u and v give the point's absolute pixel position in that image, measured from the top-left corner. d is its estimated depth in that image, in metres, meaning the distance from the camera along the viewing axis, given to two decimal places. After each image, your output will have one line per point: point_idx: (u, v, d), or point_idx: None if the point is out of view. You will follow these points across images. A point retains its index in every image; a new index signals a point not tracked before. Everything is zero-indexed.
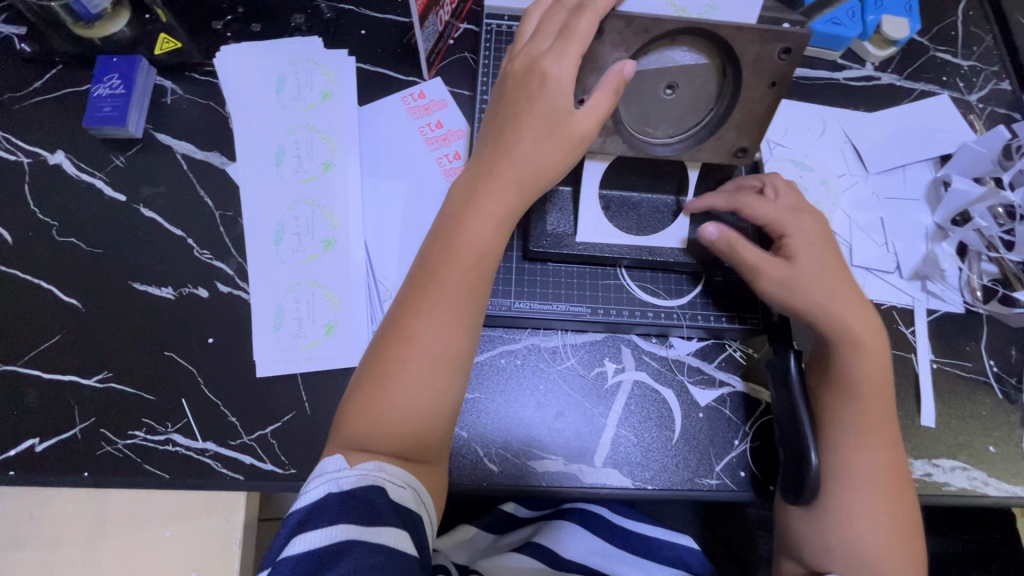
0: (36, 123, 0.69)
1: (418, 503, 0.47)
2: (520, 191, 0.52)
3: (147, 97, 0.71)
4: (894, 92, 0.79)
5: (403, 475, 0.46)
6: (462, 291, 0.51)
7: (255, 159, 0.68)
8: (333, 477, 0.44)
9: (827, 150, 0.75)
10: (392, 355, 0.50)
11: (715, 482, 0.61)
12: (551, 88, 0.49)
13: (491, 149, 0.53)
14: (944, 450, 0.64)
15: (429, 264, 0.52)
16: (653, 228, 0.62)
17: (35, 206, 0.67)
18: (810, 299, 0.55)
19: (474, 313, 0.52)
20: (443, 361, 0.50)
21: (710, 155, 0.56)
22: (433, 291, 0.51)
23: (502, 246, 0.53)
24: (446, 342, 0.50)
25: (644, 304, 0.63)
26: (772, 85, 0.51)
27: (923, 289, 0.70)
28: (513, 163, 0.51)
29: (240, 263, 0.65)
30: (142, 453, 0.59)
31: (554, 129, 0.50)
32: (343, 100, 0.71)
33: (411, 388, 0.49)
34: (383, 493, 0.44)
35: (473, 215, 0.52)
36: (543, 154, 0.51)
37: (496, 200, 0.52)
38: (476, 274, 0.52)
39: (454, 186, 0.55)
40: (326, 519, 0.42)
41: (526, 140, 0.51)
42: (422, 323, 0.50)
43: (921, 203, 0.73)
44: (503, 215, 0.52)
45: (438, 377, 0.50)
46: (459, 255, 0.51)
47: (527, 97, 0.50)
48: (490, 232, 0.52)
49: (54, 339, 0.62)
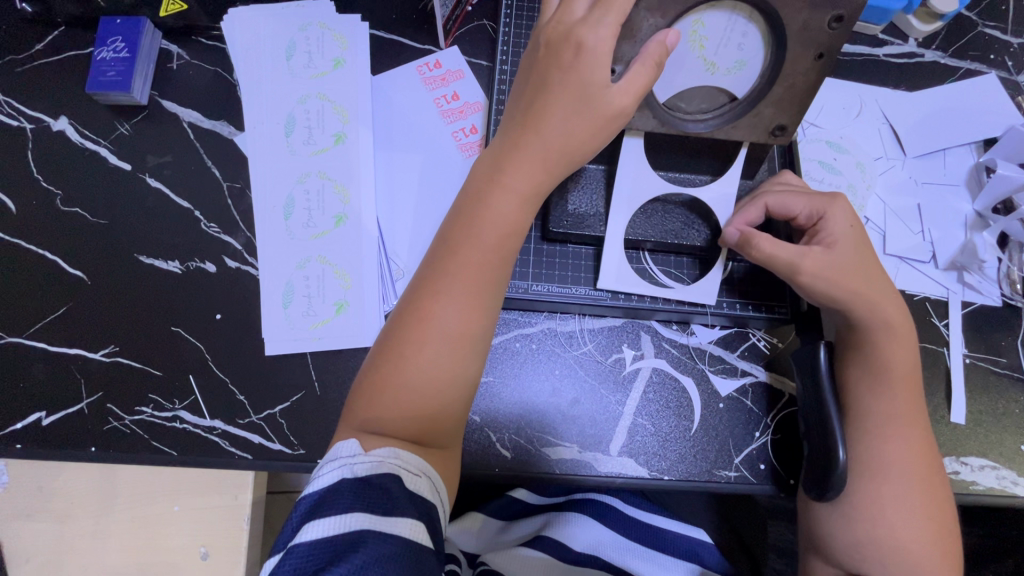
0: (38, 87, 0.67)
1: (433, 493, 0.45)
2: (547, 170, 0.49)
3: (152, 63, 0.68)
4: (938, 70, 0.74)
5: (418, 463, 0.45)
6: (483, 271, 0.49)
7: (264, 129, 0.66)
8: (347, 462, 0.43)
9: (863, 131, 0.71)
10: (408, 337, 0.48)
11: (734, 475, 0.59)
12: (586, 60, 0.46)
13: (518, 124, 0.50)
14: (973, 448, 0.62)
15: (450, 242, 0.50)
16: (680, 213, 0.59)
17: (38, 173, 0.65)
18: (846, 289, 0.52)
19: (495, 295, 0.50)
20: (462, 344, 0.48)
21: (745, 133, 0.53)
22: (452, 271, 0.48)
23: (527, 226, 0.51)
24: (466, 324, 0.48)
25: (667, 290, 0.61)
26: (818, 57, 0.47)
27: (960, 281, 0.67)
28: (542, 139, 0.49)
29: (248, 238, 0.63)
30: (149, 430, 0.58)
31: (588, 103, 0.47)
32: (356, 69, 0.68)
33: (428, 371, 0.47)
34: (398, 481, 0.43)
35: (497, 192, 0.49)
36: (574, 130, 0.48)
37: (522, 177, 0.49)
38: (499, 254, 0.49)
39: (478, 163, 0.52)
40: (340, 506, 0.40)
41: (556, 114, 0.48)
42: (441, 304, 0.48)
43: (960, 189, 0.70)
44: (529, 193, 0.49)
45: (455, 360, 0.48)
46: (481, 235, 0.49)
47: (560, 70, 0.48)
48: (515, 211, 0.49)
49: (60, 311, 0.61)
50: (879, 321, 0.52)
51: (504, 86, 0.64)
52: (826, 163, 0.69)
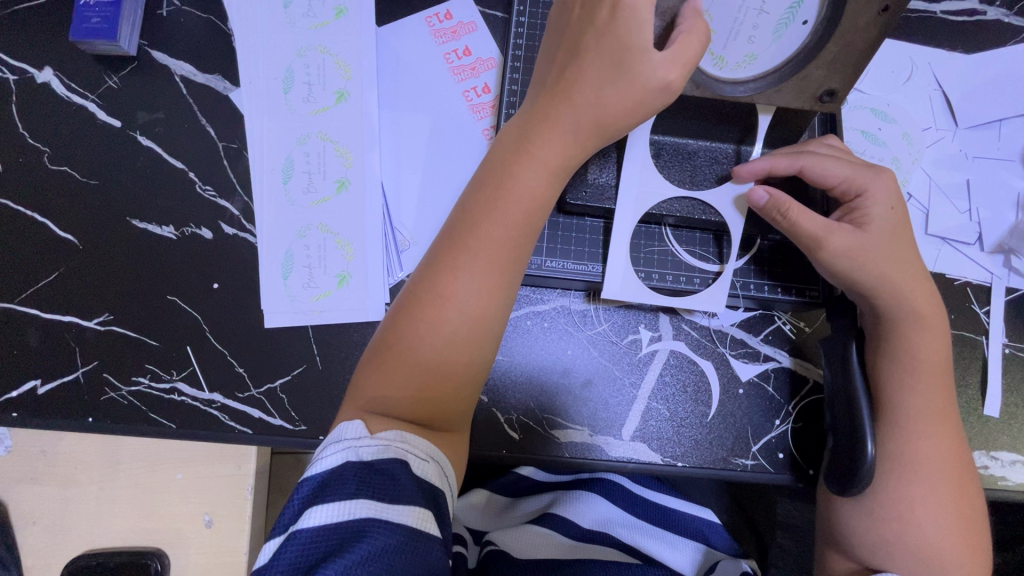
0: (20, 34, 0.62)
1: (441, 479, 0.43)
2: (578, 142, 0.45)
3: (140, 8, 0.62)
4: (1000, 31, 0.66)
5: (426, 447, 0.43)
6: (507, 247, 0.45)
7: (260, 85, 0.61)
8: (352, 445, 0.41)
9: (912, 98, 0.65)
10: (421, 315, 0.45)
11: (750, 463, 0.57)
12: (625, 20, 0.42)
13: (548, 91, 0.46)
14: (1002, 441, 0.59)
15: (470, 214, 0.46)
16: (704, 182, 0.54)
17: (24, 129, 0.61)
18: (887, 275, 0.48)
19: (515, 272, 0.46)
20: (480, 324, 0.45)
21: (789, 99, 0.48)
22: (471, 246, 0.45)
23: (554, 202, 0.47)
24: (483, 303, 0.45)
25: (690, 269, 0.55)
26: (883, 10, 0.41)
27: (1006, 265, 0.62)
28: (573, 107, 0.45)
29: (245, 203, 0.60)
30: (146, 401, 0.56)
31: (623, 70, 0.43)
32: (358, 19, 0.62)
33: (442, 351, 0.44)
34: (405, 467, 0.41)
35: (524, 163, 0.45)
36: (607, 100, 0.44)
37: (551, 148, 0.45)
38: (523, 230, 0.46)
39: (504, 133, 0.48)
40: (344, 492, 0.38)
41: (589, 81, 0.44)
42: (458, 281, 0.45)
43: (1013, 165, 0.64)
44: (558, 166, 0.46)
45: (469, 342, 0.45)
46: (506, 207, 0.45)
47: (595, 33, 0.44)
48: (541, 185, 0.45)
49: (52, 277, 0.58)
50: (917, 310, 0.49)
51: (520, 39, 0.58)
52: (870, 134, 0.64)
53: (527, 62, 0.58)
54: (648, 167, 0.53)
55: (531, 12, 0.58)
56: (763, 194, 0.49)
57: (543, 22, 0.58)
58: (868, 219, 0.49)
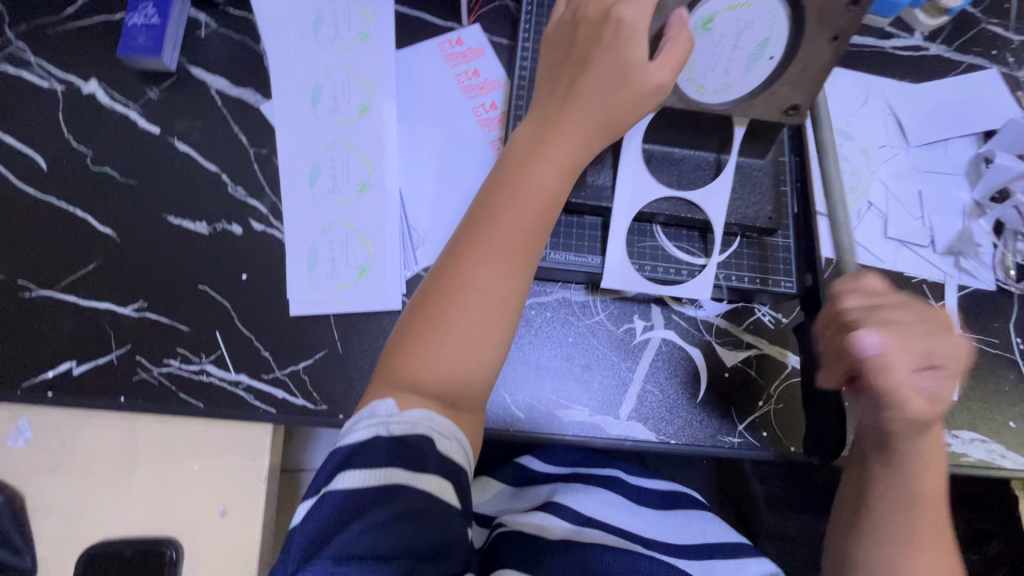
0: (69, 48, 0.68)
1: (463, 457, 0.46)
2: (586, 142, 0.52)
3: (181, 30, 0.69)
4: (942, 64, 0.77)
5: (449, 427, 0.46)
6: (525, 237, 0.51)
7: (289, 97, 0.68)
8: (383, 421, 0.45)
9: (869, 120, 0.74)
10: (446, 298, 0.49)
11: (736, 440, 0.61)
12: (626, 35, 0.49)
13: (559, 98, 0.52)
14: (965, 422, 0.64)
15: (491, 208, 0.51)
16: (693, 185, 0.61)
17: (69, 133, 0.66)
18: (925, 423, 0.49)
19: (529, 260, 0.51)
20: (501, 305, 0.50)
21: (761, 113, 0.56)
22: (493, 236, 0.50)
23: (563, 198, 0.53)
24: (503, 286, 0.50)
25: (678, 262, 0.62)
26: (834, 38, 0.50)
27: (956, 265, 0.70)
28: (581, 113, 0.51)
29: (274, 202, 0.65)
30: (176, 381, 0.60)
31: (624, 79, 0.50)
32: (381, 43, 0.70)
33: (465, 331, 0.49)
34: (431, 444, 0.45)
35: (539, 163, 0.51)
36: (612, 105, 0.50)
37: (563, 150, 0.51)
38: (539, 222, 0.51)
39: (518, 137, 0.54)
40: (375, 462, 0.43)
41: (594, 90, 0.50)
42: (481, 267, 0.50)
43: (960, 178, 0.72)
44: (569, 166, 0.52)
45: (491, 322, 0.50)
46: (524, 201, 0.51)
47: (599, 47, 0.50)
48: (555, 182, 0.51)
49: (90, 268, 0.63)
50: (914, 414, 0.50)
51: (525, 62, 0.67)
52: None
53: (532, 82, 0.66)
54: (641, 171, 0.60)
55: (535, 39, 0.67)
56: (871, 337, 0.45)
57: None
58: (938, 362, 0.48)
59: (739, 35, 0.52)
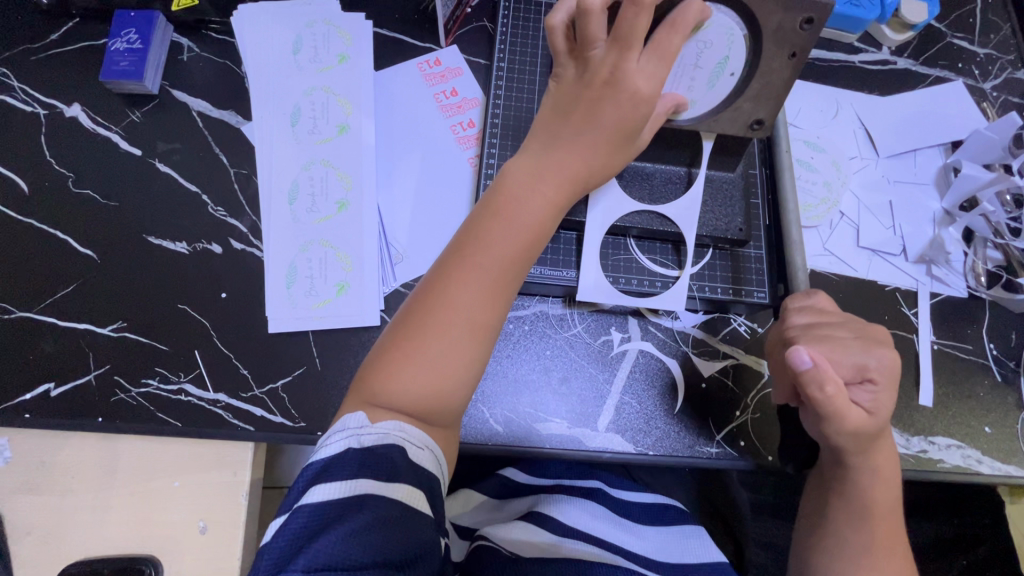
0: (53, 74, 0.70)
1: (435, 466, 0.48)
2: (574, 185, 0.54)
3: (163, 54, 0.71)
4: (909, 77, 0.79)
5: (422, 437, 0.48)
6: (508, 265, 0.52)
7: (270, 119, 0.69)
8: (355, 432, 0.45)
9: (839, 132, 0.76)
10: (429, 320, 0.50)
11: (715, 450, 0.62)
12: (633, 103, 0.51)
13: (561, 143, 0.54)
14: (941, 428, 0.65)
15: (478, 234, 0.52)
16: (665, 199, 0.62)
17: (50, 156, 0.67)
18: (876, 435, 0.51)
19: (511, 284, 0.52)
20: (483, 330, 0.51)
21: (726, 127, 0.57)
22: (479, 261, 0.51)
23: (550, 231, 0.55)
24: (487, 312, 0.51)
25: (653, 274, 0.63)
26: (792, 55, 0.51)
27: (928, 273, 0.71)
28: (574, 161, 0.54)
29: (254, 221, 0.66)
30: (155, 401, 0.60)
31: (620, 138, 0.53)
32: (360, 64, 0.72)
33: (446, 353, 0.49)
34: (402, 452, 0.46)
35: (531, 199, 0.53)
36: (603, 159, 0.54)
37: (554, 189, 0.53)
38: (525, 252, 0.53)
39: (513, 167, 0.55)
40: (345, 472, 0.43)
41: (591, 143, 0.53)
42: (465, 292, 0.50)
43: (930, 188, 0.74)
44: (558, 203, 0.54)
45: (472, 347, 0.50)
46: (511, 229, 0.52)
47: (608, 107, 0.51)
48: (544, 218, 0.53)
49: (69, 289, 0.63)
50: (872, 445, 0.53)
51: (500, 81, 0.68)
52: (804, 162, 0.74)
53: (508, 97, 0.67)
54: (614, 185, 0.62)
55: (510, 58, 0.68)
56: (805, 359, 0.49)
57: (519, 68, 0.68)
58: (876, 394, 0.51)
59: (698, 55, 0.53)
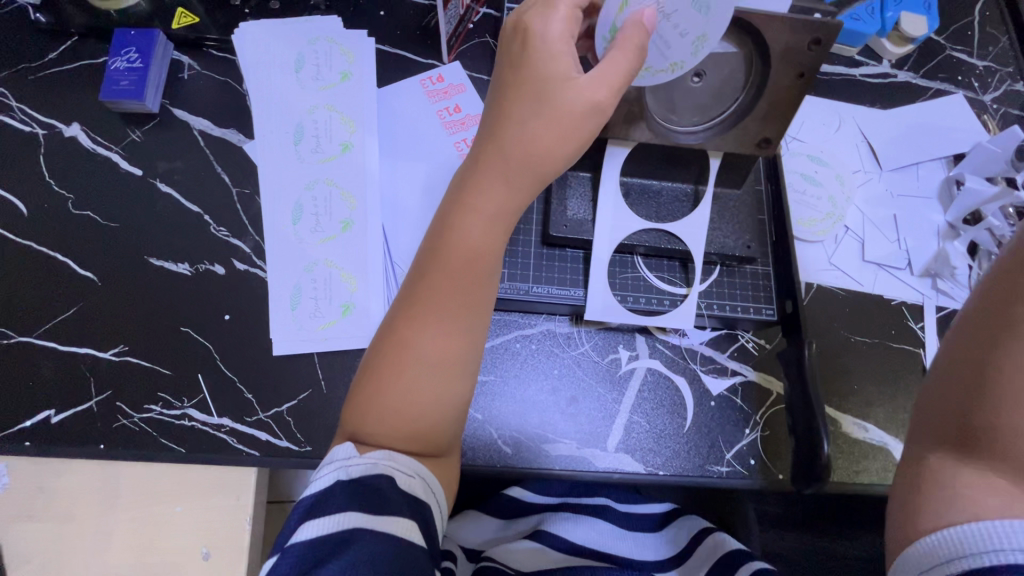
0: (52, 94, 0.69)
1: (428, 494, 0.46)
2: (516, 180, 0.49)
3: (164, 72, 0.70)
4: (910, 90, 0.80)
5: (411, 465, 0.46)
6: (456, 288, 0.49)
7: (272, 137, 0.68)
8: (343, 465, 0.44)
9: (842, 146, 0.76)
10: (384, 362, 0.48)
11: (725, 470, 0.61)
12: (542, 58, 0.47)
13: (486, 140, 0.50)
14: None
15: (422, 266, 0.50)
16: (672, 217, 0.62)
17: (50, 177, 0.66)
18: None
19: (457, 301, 0.49)
20: (442, 365, 0.48)
21: (734, 145, 0.57)
22: (426, 296, 0.49)
23: (500, 237, 0.50)
24: (441, 343, 0.48)
25: (660, 292, 0.63)
26: (800, 76, 0.51)
27: (934, 287, 0.71)
28: (505, 150, 0.48)
29: (257, 241, 0.65)
30: (157, 427, 0.59)
31: (551, 102, 0.47)
32: (362, 81, 0.71)
33: (408, 393, 0.47)
34: (391, 481, 0.44)
35: (464, 208, 0.49)
36: (541, 132, 0.47)
37: (489, 188, 0.49)
38: (470, 267, 0.49)
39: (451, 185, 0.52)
40: (334, 505, 0.42)
41: (520, 120, 0.48)
42: (415, 330, 0.48)
43: (933, 201, 0.74)
44: (498, 207, 0.49)
45: (434, 382, 0.48)
46: (451, 250, 0.49)
47: (525, 75, 0.48)
48: (485, 225, 0.49)
49: (69, 313, 0.62)
50: None
51: None
52: (808, 176, 0.74)
53: None
54: (621, 202, 0.61)
55: None
56: None
57: None
58: None
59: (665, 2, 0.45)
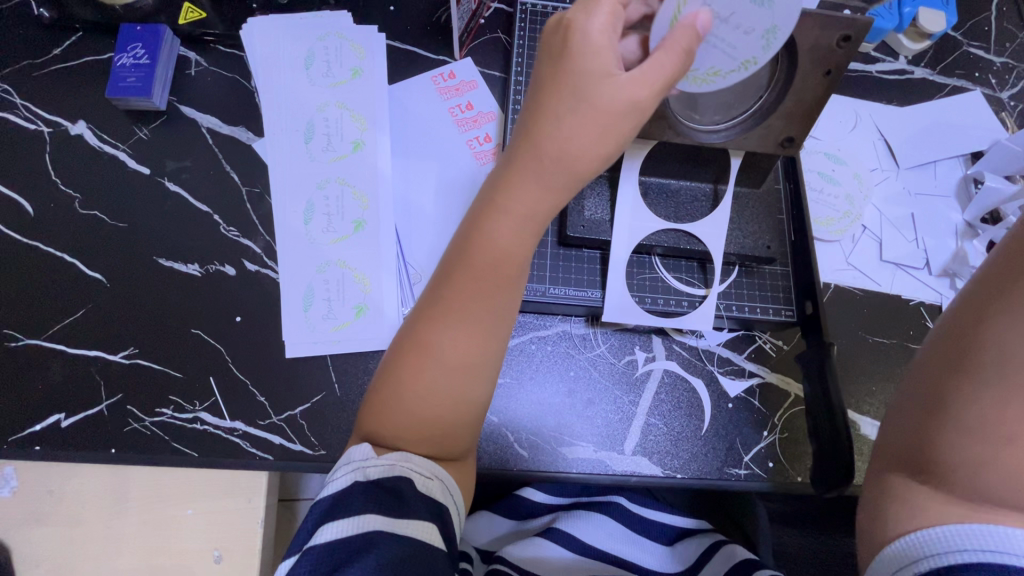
0: (56, 90, 0.67)
1: (446, 496, 0.45)
2: (547, 184, 0.45)
3: (170, 69, 0.69)
4: (927, 86, 0.78)
5: (428, 466, 0.45)
6: (478, 291, 0.47)
7: (282, 135, 0.67)
8: (360, 466, 0.43)
9: (859, 144, 0.75)
10: (404, 360, 0.47)
11: (743, 472, 0.61)
12: (581, 52, 0.43)
13: (521, 137, 0.47)
14: None
15: (448, 266, 0.48)
16: (691, 217, 0.61)
17: (55, 176, 0.65)
18: None
19: (480, 308, 0.46)
20: (460, 368, 0.47)
21: (756, 144, 0.56)
22: (449, 296, 0.47)
23: (524, 245, 0.47)
24: (462, 347, 0.47)
25: (678, 293, 0.62)
26: (827, 73, 0.50)
27: (952, 287, 0.70)
28: (539, 150, 0.45)
29: (268, 242, 0.64)
30: (169, 431, 0.58)
31: (588, 101, 0.43)
32: (373, 78, 0.70)
33: (425, 394, 0.46)
34: (410, 483, 0.43)
35: (493, 209, 0.46)
36: (575, 132, 0.44)
37: (521, 192, 0.46)
38: (493, 271, 0.47)
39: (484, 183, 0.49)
40: (353, 508, 0.40)
41: (554, 119, 0.45)
42: (438, 331, 0.47)
43: (951, 200, 0.73)
44: (529, 212, 0.46)
45: (452, 385, 0.47)
46: (474, 252, 0.46)
47: (564, 67, 0.44)
48: (512, 229, 0.46)
49: (78, 315, 0.61)
50: None
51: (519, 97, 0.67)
52: (826, 174, 0.73)
53: None
54: (638, 202, 0.60)
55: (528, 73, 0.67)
56: None
57: None
58: None
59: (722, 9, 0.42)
